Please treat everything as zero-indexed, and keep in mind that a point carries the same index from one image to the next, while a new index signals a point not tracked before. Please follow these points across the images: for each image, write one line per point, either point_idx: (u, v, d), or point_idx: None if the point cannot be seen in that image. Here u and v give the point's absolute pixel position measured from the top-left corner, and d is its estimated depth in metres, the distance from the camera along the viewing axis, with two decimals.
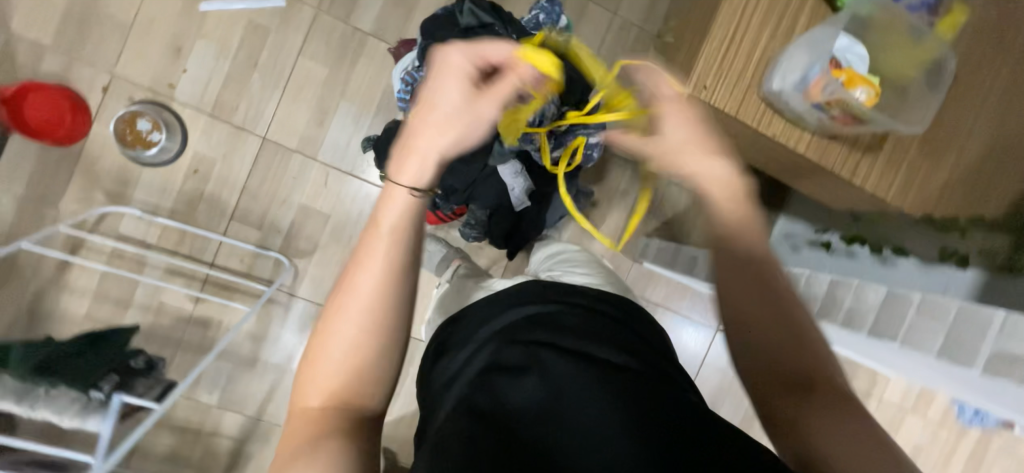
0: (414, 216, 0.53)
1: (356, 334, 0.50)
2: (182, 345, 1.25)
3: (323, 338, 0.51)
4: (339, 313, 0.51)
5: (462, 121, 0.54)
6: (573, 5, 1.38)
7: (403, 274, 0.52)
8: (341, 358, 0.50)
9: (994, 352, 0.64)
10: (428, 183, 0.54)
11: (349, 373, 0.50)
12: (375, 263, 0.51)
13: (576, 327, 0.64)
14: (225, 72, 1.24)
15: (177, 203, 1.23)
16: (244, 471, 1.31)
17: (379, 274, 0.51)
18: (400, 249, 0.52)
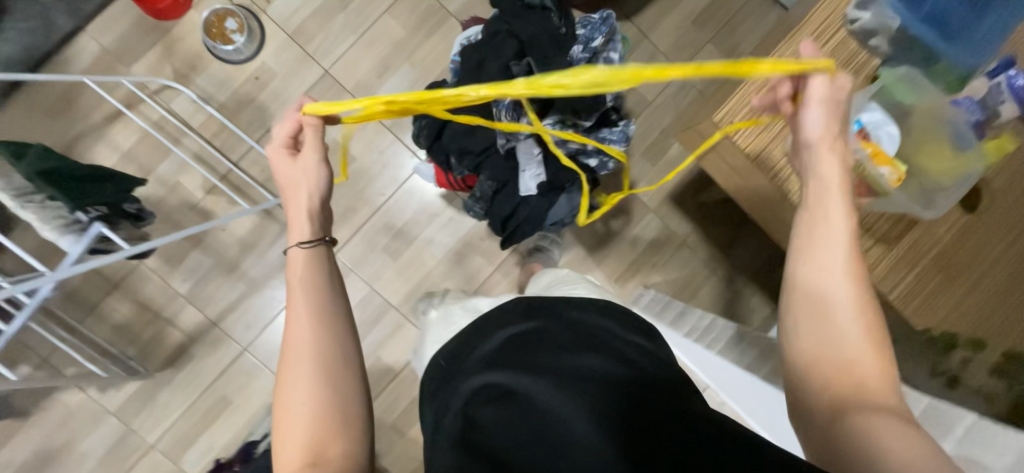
0: (317, 264, 0.67)
1: (312, 374, 0.61)
2: (179, 227, 1.31)
3: (284, 393, 0.62)
4: (291, 373, 0.62)
5: (302, 177, 0.68)
6: (646, 50, 1.42)
7: (334, 314, 0.65)
8: (308, 402, 0.61)
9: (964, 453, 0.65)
10: (314, 232, 0.69)
11: (319, 412, 0.61)
12: (304, 309, 0.64)
13: (567, 338, 0.69)
14: (316, 4, 1.33)
15: (229, 100, 1.31)
16: (182, 368, 1.33)
17: (309, 318, 0.63)
18: (322, 299, 0.65)
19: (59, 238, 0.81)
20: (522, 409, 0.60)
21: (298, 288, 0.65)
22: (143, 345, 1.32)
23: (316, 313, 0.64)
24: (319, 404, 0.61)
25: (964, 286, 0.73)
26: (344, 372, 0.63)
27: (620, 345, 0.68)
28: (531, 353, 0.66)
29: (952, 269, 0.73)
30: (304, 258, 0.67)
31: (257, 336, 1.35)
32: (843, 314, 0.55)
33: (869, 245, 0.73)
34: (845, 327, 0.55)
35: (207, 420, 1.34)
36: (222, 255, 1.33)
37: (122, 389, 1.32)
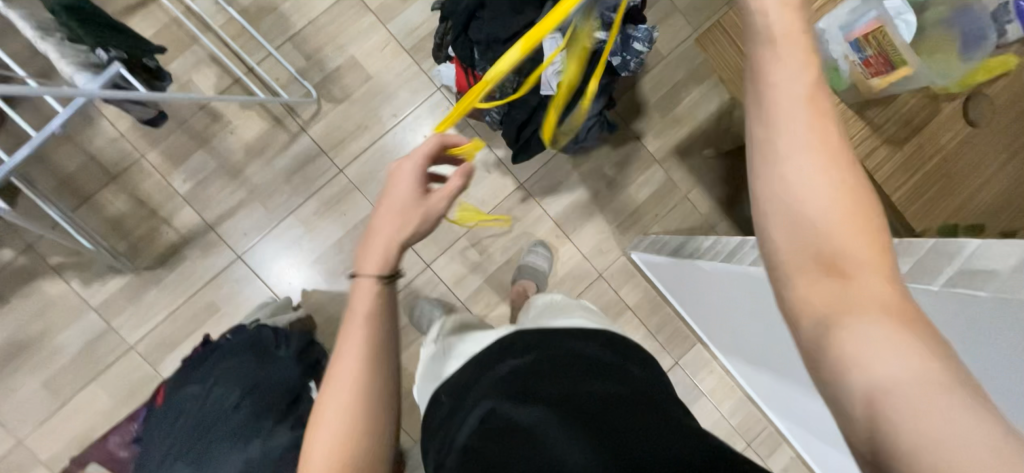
0: (382, 302, 0.56)
1: (356, 372, 0.53)
2: (186, 126, 1.30)
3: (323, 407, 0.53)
4: (325, 402, 0.53)
5: (416, 213, 0.59)
6: (663, 6, 1.46)
7: (381, 354, 0.54)
8: (346, 419, 0.52)
9: (960, 269, 0.48)
10: (393, 265, 0.58)
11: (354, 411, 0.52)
12: (353, 347, 0.54)
13: (562, 368, 0.70)
14: None
15: (251, 5, 1.31)
16: (173, 269, 1.31)
17: (358, 358, 0.53)
18: (373, 337, 0.55)
19: (75, 74, 0.79)
20: (514, 439, 0.63)
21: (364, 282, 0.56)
22: (134, 242, 1.29)
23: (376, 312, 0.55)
24: (356, 416, 0.52)
25: (965, 192, 0.76)
26: (387, 359, 0.55)
27: (621, 374, 0.70)
28: (535, 382, 0.68)
29: (952, 175, 0.76)
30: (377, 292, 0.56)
31: (252, 244, 1.33)
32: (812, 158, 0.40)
33: (876, 144, 0.75)
34: (797, 183, 0.40)
35: (191, 326, 1.31)
36: (226, 159, 1.32)
37: (106, 284, 1.28)
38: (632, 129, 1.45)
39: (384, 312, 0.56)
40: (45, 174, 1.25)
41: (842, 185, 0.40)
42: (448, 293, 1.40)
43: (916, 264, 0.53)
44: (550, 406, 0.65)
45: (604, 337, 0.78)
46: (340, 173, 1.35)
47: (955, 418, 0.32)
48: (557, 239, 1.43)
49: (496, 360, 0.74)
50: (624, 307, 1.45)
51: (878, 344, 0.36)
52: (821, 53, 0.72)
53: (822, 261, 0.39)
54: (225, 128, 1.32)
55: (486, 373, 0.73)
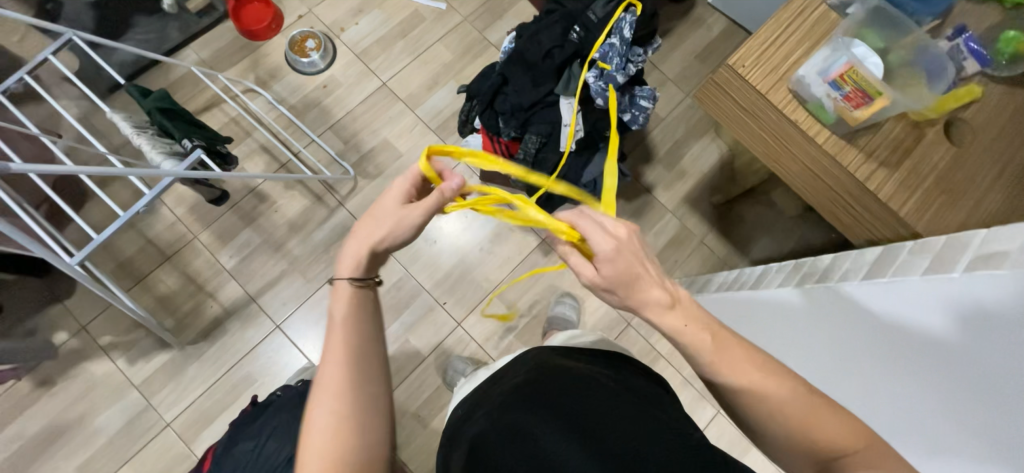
0: (360, 307, 0.61)
1: (338, 407, 0.56)
2: (236, 207, 1.43)
3: (310, 422, 0.56)
4: (314, 404, 0.57)
5: (386, 222, 0.61)
6: (655, 77, 1.65)
7: (367, 346, 0.60)
8: (332, 442, 0.55)
9: (976, 255, 0.52)
10: (367, 273, 0.62)
11: (340, 436, 0.55)
12: (334, 343, 0.58)
13: (571, 377, 0.70)
14: (383, 33, 1.60)
15: (299, 102, 1.52)
16: (214, 342, 1.35)
17: (340, 351, 0.58)
18: (353, 332, 0.59)
19: (164, 161, 0.92)
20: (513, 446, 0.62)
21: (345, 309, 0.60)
22: (180, 317, 1.36)
23: (352, 352, 0.58)
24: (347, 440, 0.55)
25: (968, 206, 0.82)
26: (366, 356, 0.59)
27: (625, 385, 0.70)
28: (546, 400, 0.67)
29: (950, 192, 0.83)
30: (353, 297, 0.61)
31: (291, 313, 1.39)
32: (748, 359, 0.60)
33: (873, 167, 0.83)
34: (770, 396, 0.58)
35: (228, 399, 1.31)
36: (270, 234, 1.43)
37: (150, 361, 1.32)
38: (642, 183, 1.56)
39: (366, 343, 0.60)
40: (107, 258, 1.36)
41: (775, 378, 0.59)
42: (479, 351, 1.41)
43: (935, 259, 0.57)
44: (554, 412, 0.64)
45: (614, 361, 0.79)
46: None
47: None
48: (582, 290, 1.48)
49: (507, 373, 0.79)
50: (657, 355, 1.44)
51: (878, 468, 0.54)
52: (805, 95, 0.83)
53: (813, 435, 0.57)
54: (271, 207, 1.44)
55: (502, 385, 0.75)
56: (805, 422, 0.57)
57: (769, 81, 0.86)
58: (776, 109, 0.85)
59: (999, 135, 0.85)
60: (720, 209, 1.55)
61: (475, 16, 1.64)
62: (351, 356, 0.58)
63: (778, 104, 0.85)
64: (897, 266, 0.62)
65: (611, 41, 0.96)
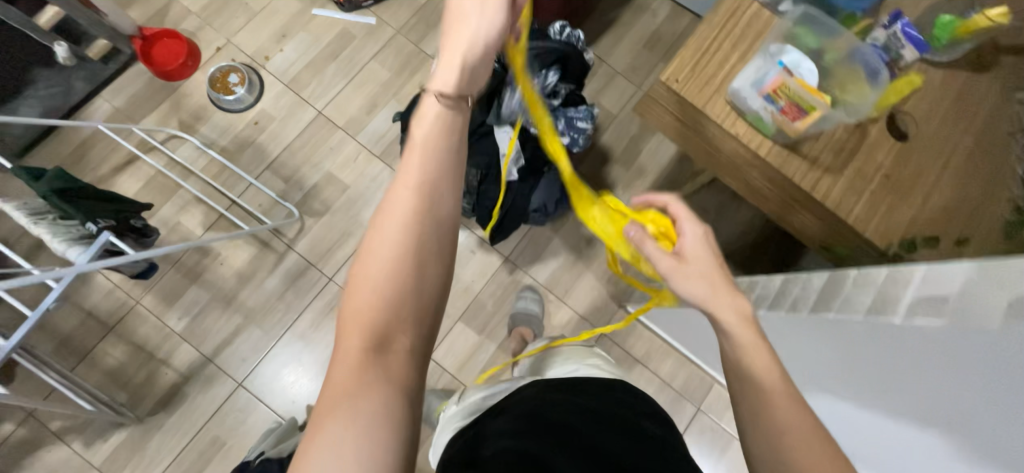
0: (445, 131, 0.47)
1: (396, 253, 0.44)
2: (178, 265, 1.35)
3: (367, 263, 0.45)
4: (383, 220, 0.46)
5: (487, 12, 0.49)
6: (604, 72, 1.59)
7: (447, 174, 0.47)
8: (386, 293, 0.44)
9: (917, 297, 0.49)
10: (458, 89, 0.49)
11: (399, 280, 0.44)
12: (413, 165, 0.46)
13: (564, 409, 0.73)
14: (311, 57, 1.50)
15: (230, 143, 1.42)
16: (174, 410, 1.29)
17: (415, 182, 0.46)
18: (438, 159, 0.47)
19: (67, 249, 0.84)
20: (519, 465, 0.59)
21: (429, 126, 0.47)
22: (134, 389, 1.29)
23: (435, 198, 0.46)
24: (396, 301, 0.45)
25: (914, 204, 0.80)
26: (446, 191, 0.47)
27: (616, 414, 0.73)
28: (542, 423, 0.69)
29: (897, 190, 0.80)
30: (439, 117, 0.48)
31: (252, 369, 1.33)
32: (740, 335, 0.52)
33: (818, 175, 0.80)
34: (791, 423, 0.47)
35: (197, 467, 1.26)
36: (219, 289, 1.35)
37: (108, 440, 1.26)
38: (602, 186, 1.51)
39: (446, 179, 0.47)
40: (43, 338, 1.28)
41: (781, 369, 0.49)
42: (454, 381, 1.37)
43: (878, 296, 0.54)
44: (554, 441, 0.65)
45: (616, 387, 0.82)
46: (330, 281, 1.39)
47: None
48: (552, 304, 1.45)
49: (500, 411, 0.77)
50: (633, 361, 1.43)
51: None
52: (743, 107, 0.79)
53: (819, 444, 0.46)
54: (215, 260, 1.36)
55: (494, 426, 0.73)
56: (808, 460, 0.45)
57: (705, 95, 0.81)
58: (715, 123, 0.81)
59: (941, 125, 0.83)
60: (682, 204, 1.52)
61: (408, 28, 1.55)
62: (428, 195, 0.46)
63: (716, 118, 0.80)
64: (842, 299, 0.59)
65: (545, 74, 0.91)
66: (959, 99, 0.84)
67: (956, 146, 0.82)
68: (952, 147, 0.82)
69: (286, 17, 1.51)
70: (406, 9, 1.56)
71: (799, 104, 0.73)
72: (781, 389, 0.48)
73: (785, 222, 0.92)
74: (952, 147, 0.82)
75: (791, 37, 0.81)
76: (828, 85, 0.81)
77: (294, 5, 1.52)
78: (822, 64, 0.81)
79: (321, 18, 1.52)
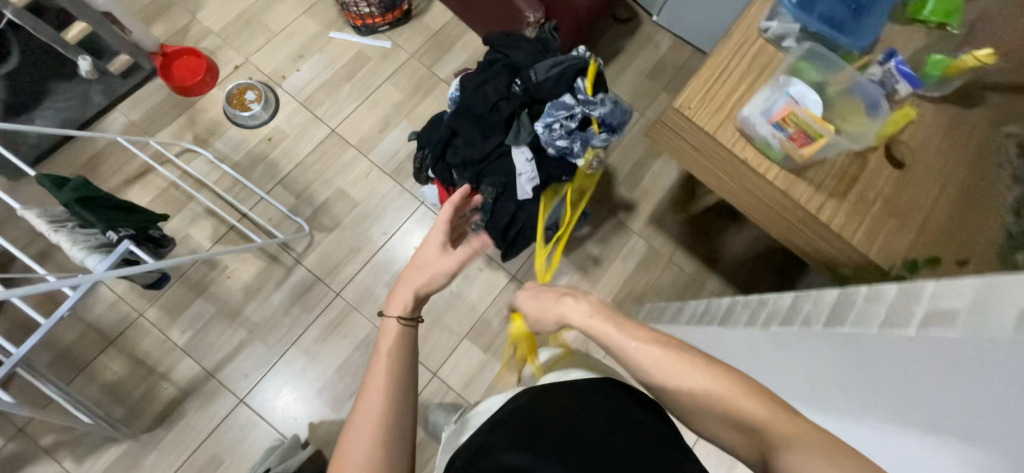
0: (403, 340, 0.66)
1: (372, 438, 0.59)
2: (184, 277, 1.34)
3: (345, 451, 0.59)
4: (357, 419, 0.61)
5: (433, 269, 0.73)
6: None
7: (402, 375, 0.63)
8: (365, 469, 0.58)
9: (929, 310, 0.52)
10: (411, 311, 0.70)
11: (372, 457, 0.59)
12: (378, 378, 0.62)
13: (558, 409, 0.70)
14: (326, 78, 1.55)
15: (243, 158, 1.45)
16: (172, 427, 1.25)
17: (380, 386, 0.62)
18: (395, 368, 0.63)
19: (87, 257, 0.84)
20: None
21: (389, 339, 0.66)
22: (131, 404, 1.26)
23: (390, 391, 0.61)
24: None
25: (913, 228, 0.84)
26: (403, 387, 0.63)
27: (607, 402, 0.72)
28: (539, 432, 0.67)
29: (896, 213, 0.85)
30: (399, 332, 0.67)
31: (254, 384, 1.31)
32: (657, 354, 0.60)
33: (822, 198, 0.84)
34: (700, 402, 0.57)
35: None
36: (224, 302, 1.34)
37: (101, 457, 1.22)
38: (607, 208, 1.55)
39: (403, 369, 0.64)
40: (41, 350, 1.25)
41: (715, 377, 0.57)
42: (459, 399, 1.36)
43: (890, 310, 0.57)
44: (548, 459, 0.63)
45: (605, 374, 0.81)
46: (337, 296, 1.39)
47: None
48: None
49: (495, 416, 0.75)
50: None
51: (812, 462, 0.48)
52: (751, 133, 0.84)
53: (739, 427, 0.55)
54: (222, 273, 1.36)
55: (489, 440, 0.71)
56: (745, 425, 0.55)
57: (716, 120, 0.86)
58: (725, 148, 0.85)
59: (934, 154, 0.88)
60: (685, 227, 1.56)
61: (422, 53, 1.61)
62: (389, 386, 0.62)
63: (726, 143, 0.85)
64: (855, 315, 0.62)
65: (564, 100, 0.93)
66: (950, 131, 0.90)
67: (949, 174, 0.88)
68: (945, 175, 0.88)
69: (303, 40, 1.57)
70: (420, 34, 1.62)
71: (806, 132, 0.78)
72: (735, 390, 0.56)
73: (790, 243, 0.95)
74: (946, 175, 0.88)
75: (796, 69, 0.87)
76: (830, 114, 0.87)
77: (312, 29, 1.58)
78: (823, 95, 0.87)
79: (339, 40, 1.58)
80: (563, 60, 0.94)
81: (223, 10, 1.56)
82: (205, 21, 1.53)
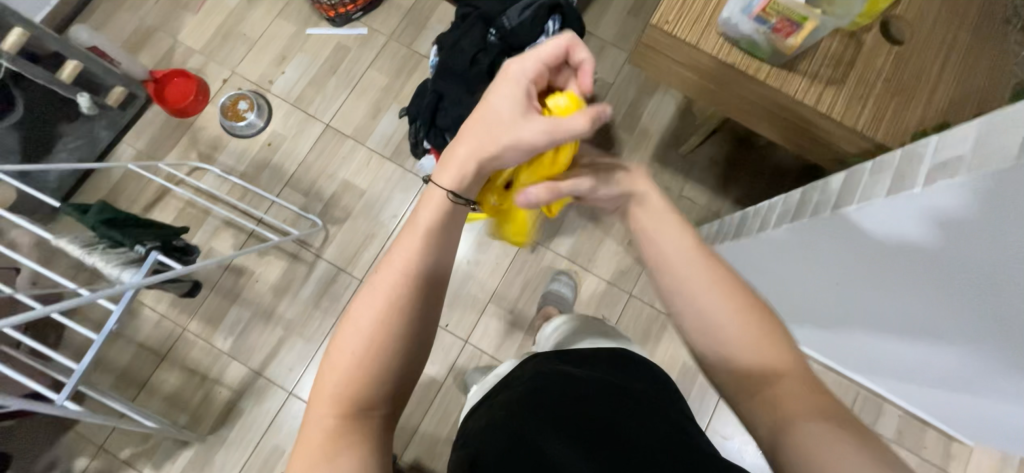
0: (435, 214, 0.59)
1: (379, 316, 0.55)
2: (216, 288, 1.41)
3: (345, 328, 0.56)
4: (362, 297, 0.57)
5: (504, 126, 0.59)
6: (593, 45, 1.62)
7: (421, 270, 0.57)
8: (357, 350, 0.54)
9: (932, 166, 0.52)
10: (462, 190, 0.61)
11: (382, 325, 0.55)
12: (405, 253, 0.57)
13: (575, 385, 0.74)
14: (312, 75, 1.57)
15: (248, 167, 1.49)
16: (233, 426, 1.34)
17: (400, 269, 0.57)
18: (430, 247, 0.58)
19: (122, 271, 0.88)
20: (516, 455, 0.63)
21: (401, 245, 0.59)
22: (193, 411, 1.34)
23: (414, 274, 0.57)
24: (367, 361, 0.54)
25: (921, 103, 0.82)
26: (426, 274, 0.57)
27: (620, 384, 0.75)
28: (549, 410, 0.70)
29: (900, 91, 0.82)
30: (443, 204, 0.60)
31: (300, 377, 1.37)
32: (701, 277, 0.59)
33: (820, 90, 0.82)
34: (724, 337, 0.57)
35: None
36: (257, 305, 1.41)
37: (176, 462, 1.32)
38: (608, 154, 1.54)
39: (427, 265, 0.58)
40: (103, 374, 1.34)
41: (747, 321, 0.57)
42: (494, 361, 1.40)
43: (895, 173, 0.56)
44: (561, 433, 0.65)
45: (624, 356, 0.84)
46: (361, 282, 1.43)
47: (839, 452, 0.47)
48: (578, 274, 1.47)
49: (517, 384, 0.81)
50: (666, 318, 1.45)
51: (831, 446, 0.47)
52: (735, 35, 0.81)
53: (753, 378, 0.55)
54: (250, 278, 1.42)
55: (501, 407, 0.76)
56: (751, 367, 0.55)
57: (696, 30, 0.83)
58: (711, 57, 0.83)
59: (936, 23, 0.84)
60: (691, 159, 1.53)
61: (399, 32, 1.61)
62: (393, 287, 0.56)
63: (711, 51, 0.83)
64: (861, 190, 0.61)
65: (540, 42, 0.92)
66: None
67: (954, 42, 0.84)
68: (950, 44, 0.84)
69: (283, 42, 1.59)
70: (394, 14, 1.62)
71: (789, 20, 0.73)
72: (750, 318, 0.57)
73: (795, 145, 0.94)
74: (950, 44, 0.84)
75: None
76: None
77: (289, 29, 1.60)
78: None
79: (316, 36, 1.60)
80: (534, 1, 0.92)
81: (202, 26, 1.59)
82: (188, 41, 1.57)
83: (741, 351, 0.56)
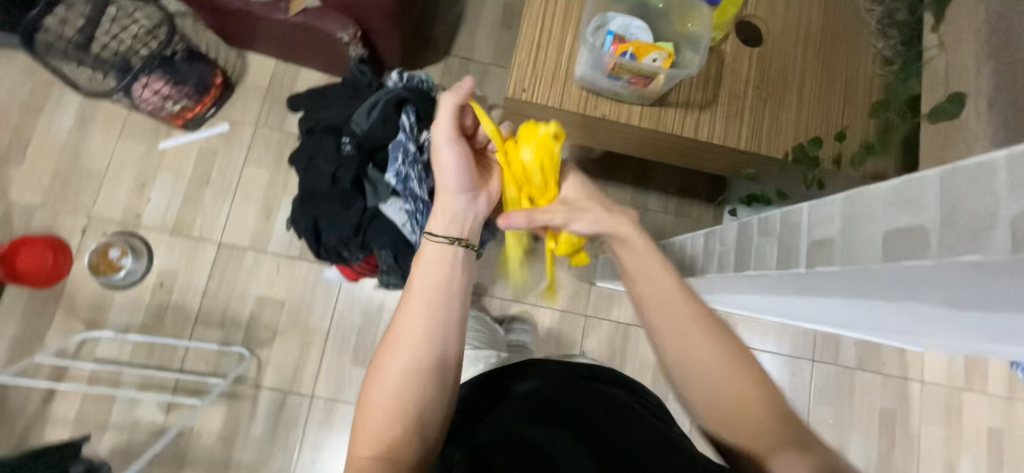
0: (437, 292, 0.62)
1: (407, 365, 0.58)
2: (157, 459, 1.28)
3: (374, 385, 0.59)
4: (391, 347, 0.60)
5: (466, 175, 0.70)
6: (474, 70, 1.52)
7: (440, 326, 0.61)
8: (397, 396, 0.57)
9: (811, 242, 0.49)
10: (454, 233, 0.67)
11: (405, 380, 0.58)
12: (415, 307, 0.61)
13: (587, 394, 0.64)
14: (183, 194, 1.40)
15: (146, 317, 1.34)
16: None
17: (419, 318, 0.60)
18: (438, 320, 0.61)
19: None
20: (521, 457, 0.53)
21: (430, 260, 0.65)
22: None
23: (427, 315, 0.61)
24: (400, 416, 0.57)
25: (793, 104, 0.81)
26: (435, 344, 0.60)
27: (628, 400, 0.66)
28: (555, 409, 0.61)
29: (773, 96, 0.80)
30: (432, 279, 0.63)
31: None
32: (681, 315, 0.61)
33: (697, 117, 0.79)
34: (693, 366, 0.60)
35: None
36: (210, 460, 1.29)
37: None
38: None
39: (439, 311, 0.62)
40: None
41: (732, 366, 0.59)
42: None
43: (781, 241, 0.54)
44: (570, 436, 0.56)
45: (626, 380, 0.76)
46: (312, 398, 1.34)
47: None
48: (530, 313, 1.43)
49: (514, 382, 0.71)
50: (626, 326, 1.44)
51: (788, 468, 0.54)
52: (596, 88, 0.76)
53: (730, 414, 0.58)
54: (191, 435, 1.30)
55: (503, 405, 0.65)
56: (737, 398, 0.58)
57: (557, 91, 0.77)
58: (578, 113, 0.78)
59: (789, 16, 0.83)
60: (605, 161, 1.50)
61: (264, 117, 1.45)
62: (426, 310, 0.61)
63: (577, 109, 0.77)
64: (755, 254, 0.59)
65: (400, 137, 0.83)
66: None
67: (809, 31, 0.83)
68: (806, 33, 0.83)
69: (136, 167, 1.40)
70: (252, 99, 1.45)
71: (643, 78, 0.70)
72: (724, 356, 0.60)
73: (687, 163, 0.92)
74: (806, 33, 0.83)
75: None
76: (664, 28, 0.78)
77: (137, 149, 1.41)
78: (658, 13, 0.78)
79: (173, 147, 1.42)
80: (378, 98, 0.84)
81: (33, 176, 1.37)
82: (22, 199, 1.35)
83: (718, 394, 0.59)
